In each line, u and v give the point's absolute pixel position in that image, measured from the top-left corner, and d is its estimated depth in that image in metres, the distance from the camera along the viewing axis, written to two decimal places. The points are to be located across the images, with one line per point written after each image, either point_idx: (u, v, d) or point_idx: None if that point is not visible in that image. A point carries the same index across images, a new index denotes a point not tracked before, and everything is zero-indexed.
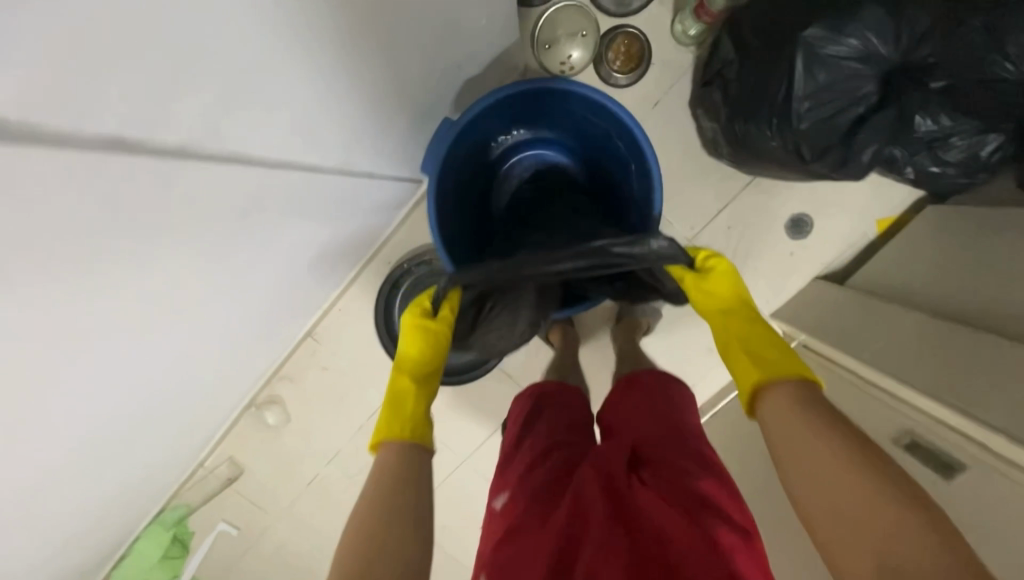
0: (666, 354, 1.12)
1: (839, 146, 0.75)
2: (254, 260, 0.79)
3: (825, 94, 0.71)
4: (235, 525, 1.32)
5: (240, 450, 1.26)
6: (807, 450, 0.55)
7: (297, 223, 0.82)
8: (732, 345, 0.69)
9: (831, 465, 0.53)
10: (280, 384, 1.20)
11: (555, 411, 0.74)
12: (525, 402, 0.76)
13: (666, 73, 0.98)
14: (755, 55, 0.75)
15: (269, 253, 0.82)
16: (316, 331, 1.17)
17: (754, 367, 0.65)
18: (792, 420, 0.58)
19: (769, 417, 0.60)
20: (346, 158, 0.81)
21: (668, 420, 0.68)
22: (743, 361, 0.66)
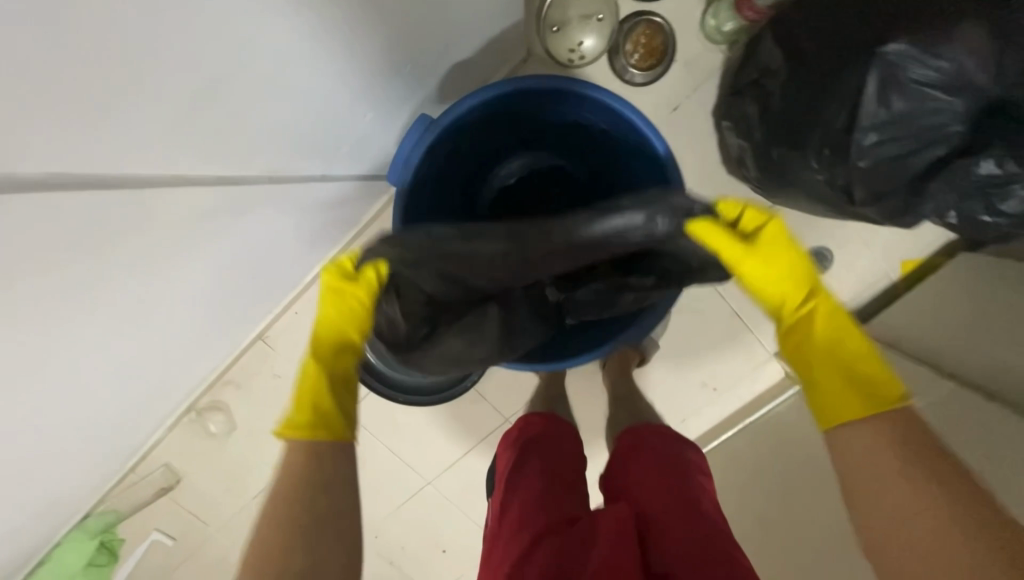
0: (659, 387, 1.02)
1: (899, 190, 0.65)
2: (166, 253, 0.65)
3: (895, 128, 0.59)
4: (171, 534, 1.19)
5: (177, 457, 1.12)
6: (868, 480, 0.47)
7: (220, 220, 0.68)
8: (806, 348, 0.55)
9: (898, 487, 0.45)
10: (224, 389, 1.06)
11: (545, 460, 0.65)
12: (513, 450, 0.67)
13: (692, 73, 0.84)
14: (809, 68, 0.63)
15: (188, 249, 0.68)
16: (268, 334, 1.03)
17: (842, 389, 0.52)
18: (876, 444, 0.48)
19: (854, 449, 0.49)
20: (284, 154, 0.68)
21: (680, 493, 0.59)
22: (827, 377, 0.53)
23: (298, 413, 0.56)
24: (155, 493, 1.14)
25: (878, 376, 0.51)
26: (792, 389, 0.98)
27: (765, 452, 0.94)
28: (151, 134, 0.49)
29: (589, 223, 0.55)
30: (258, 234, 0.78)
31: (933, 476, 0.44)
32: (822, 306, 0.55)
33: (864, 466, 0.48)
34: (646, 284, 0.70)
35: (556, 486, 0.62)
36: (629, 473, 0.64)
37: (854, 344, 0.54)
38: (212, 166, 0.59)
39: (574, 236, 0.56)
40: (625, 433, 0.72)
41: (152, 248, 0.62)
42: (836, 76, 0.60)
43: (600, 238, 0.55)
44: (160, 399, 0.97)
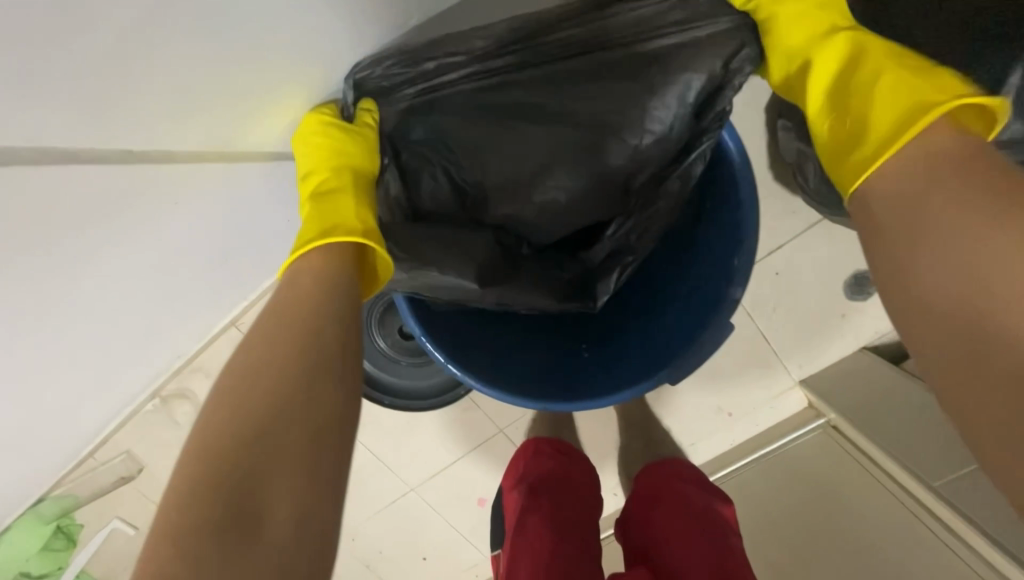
0: (671, 410, 0.92)
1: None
2: (98, 243, 0.53)
3: None
4: (134, 524, 1.08)
5: (140, 446, 1.01)
6: (920, 200, 0.42)
7: (163, 207, 0.56)
8: (850, 81, 0.50)
9: (944, 213, 0.41)
10: (192, 377, 0.95)
11: (554, 503, 0.65)
12: (520, 493, 0.67)
13: None
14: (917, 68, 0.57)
15: (130, 238, 0.56)
16: (242, 322, 0.91)
17: (891, 100, 0.46)
18: (921, 149, 0.44)
19: (908, 158, 0.44)
20: (230, 128, 0.55)
21: (699, 544, 0.57)
22: (869, 101, 0.48)
23: (317, 238, 0.50)
24: (111, 483, 1.02)
25: (944, 89, 0.45)
26: (815, 421, 0.89)
27: (783, 489, 0.86)
28: (47, 85, 0.37)
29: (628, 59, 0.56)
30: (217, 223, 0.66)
31: (993, 193, 0.40)
32: (871, 39, 0.51)
33: (901, 184, 0.44)
34: (665, 172, 0.65)
35: (561, 526, 0.62)
36: (646, 517, 0.63)
37: (915, 65, 0.47)
38: (115, 142, 0.46)
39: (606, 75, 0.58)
40: (644, 470, 0.68)
41: (78, 238, 0.50)
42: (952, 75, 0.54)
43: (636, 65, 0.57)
44: (114, 389, 0.85)
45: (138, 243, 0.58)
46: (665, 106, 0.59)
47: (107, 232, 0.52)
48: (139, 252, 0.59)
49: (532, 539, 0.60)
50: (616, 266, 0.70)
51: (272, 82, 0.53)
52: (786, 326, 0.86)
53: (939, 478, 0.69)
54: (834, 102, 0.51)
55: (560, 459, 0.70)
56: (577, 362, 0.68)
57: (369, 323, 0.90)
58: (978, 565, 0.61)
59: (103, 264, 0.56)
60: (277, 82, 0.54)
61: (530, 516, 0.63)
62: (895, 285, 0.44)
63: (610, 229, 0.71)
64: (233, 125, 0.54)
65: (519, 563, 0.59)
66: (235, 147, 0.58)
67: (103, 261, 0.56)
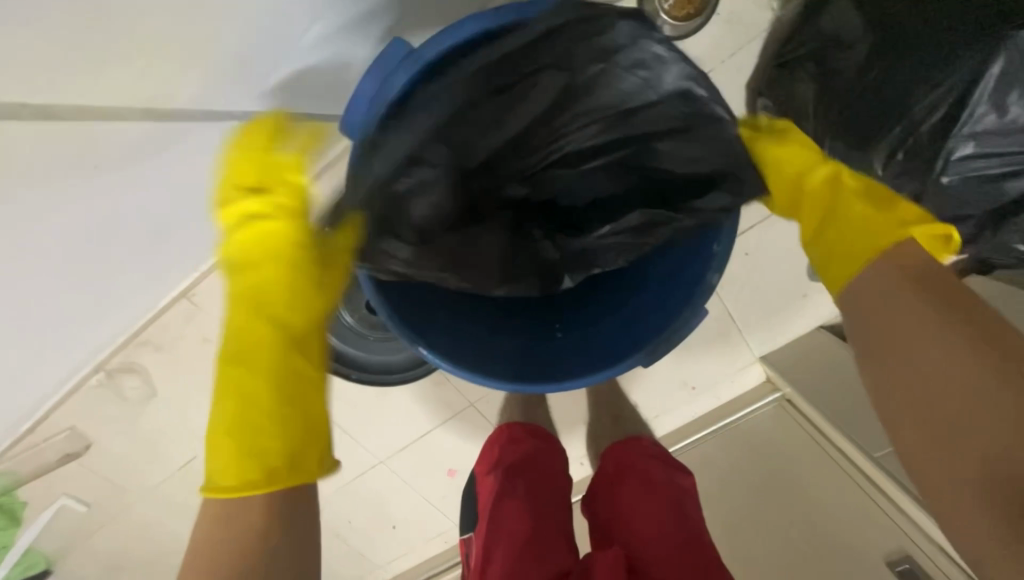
0: (637, 384, 0.95)
1: (979, 215, 0.59)
2: (6, 208, 0.45)
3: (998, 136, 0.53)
4: (85, 501, 1.03)
5: (86, 421, 0.94)
6: (884, 308, 0.48)
7: (84, 168, 0.49)
8: (834, 209, 0.54)
9: (909, 322, 0.47)
10: (140, 351, 0.89)
11: (530, 488, 0.66)
12: (496, 478, 0.67)
13: (735, 30, 0.66)
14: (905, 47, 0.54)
15: (51, 203, 0.49)
16: (194, 292, 0.84)
17: (868, 234, 0.51)
18: (892, 279, 0.49)
19: (877, 287, 0.50)
20: (160, 79, 0.47)
21: (665, 515, 0.61)
22: (844, 232, 0.53)
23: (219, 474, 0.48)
24: (56, 461, 0.95)
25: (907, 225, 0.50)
26: (771, 395, 0.94)
27: (738, 459, 0.91)
28: None
29: (635, 70, 0.56)
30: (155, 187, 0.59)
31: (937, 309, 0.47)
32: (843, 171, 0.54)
33: (875, 310, 0.49)
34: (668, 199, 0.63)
35: (536, 509, 0.64)
36: (614, 493, 0.65)
37: (882, 198, 0.53)
38: (16, 86, 0.39)
39: (613, 91, 0.58)
40: (612, 449, 0.68)
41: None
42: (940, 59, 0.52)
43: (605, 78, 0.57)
44: (50, 365, 0.78)
45: (60, 207, 0.50)
46: (673, 118, 0.59)
47: (21, 193, 0.46)
48: (64, 218, 0.52)
49: (510, 526, 0.62)
50: (586, 265, 0.70)
51: (211, 34, 0.46)
52: (750, 304, 0.88)
53: (880, 449, 0.74)
54: (818, 234, 0.55)
55: (532, 442, 0.71)
56: (548, 345, 0.67)
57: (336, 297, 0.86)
58: (919, 538, 0.67)
59: (18, 232, 0.49)
60: (215, 22, 0.46)
61: (502, 500, 0.64)
62: (879, 390, 0.49)
63: (601, 229, 0.68)
64: (166, 73, 0.47)
65: (496, 551, 0.60)
66: (172, 104, 0.50)
67: (18, 228, 0.49)
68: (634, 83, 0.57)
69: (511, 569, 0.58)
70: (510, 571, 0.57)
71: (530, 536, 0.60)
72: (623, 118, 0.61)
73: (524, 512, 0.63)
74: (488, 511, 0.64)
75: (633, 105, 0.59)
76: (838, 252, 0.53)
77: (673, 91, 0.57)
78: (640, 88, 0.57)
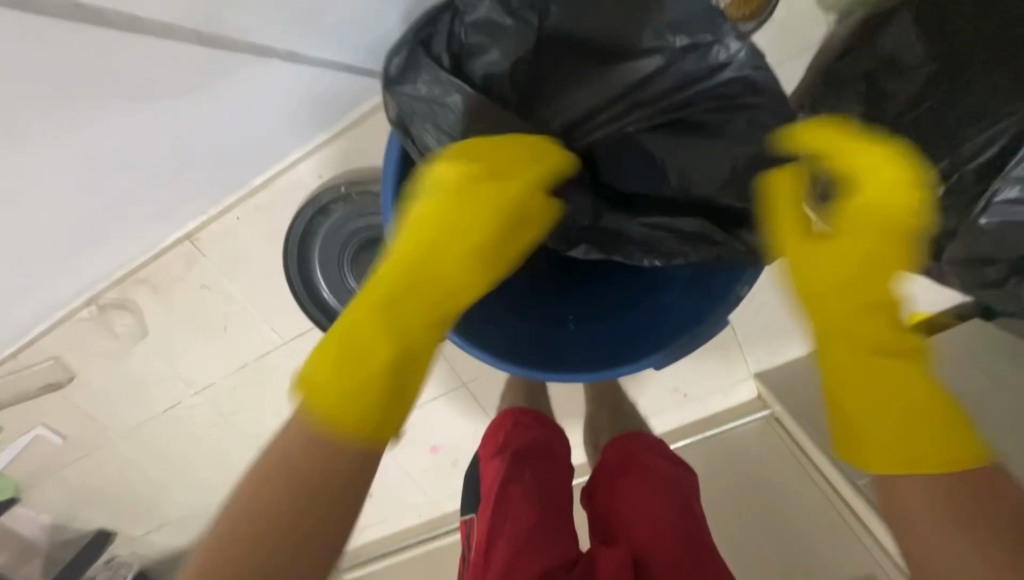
0: (630, 382, 0.95)
1: (1008, 261, 0.51)
2: (23, 119, 0.43)
3: None
4: (62, 433, 1.01)
5: (71, 353, 0.92)
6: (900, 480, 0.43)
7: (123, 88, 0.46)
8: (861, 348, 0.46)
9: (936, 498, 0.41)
10: (135, 289, 0.87)
11: (535, 474, 0.67)
12: (502, 462, 0.67)
13: (786, 38, 0.64)
14: (965, 71, 0.49)
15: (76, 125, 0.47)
16: (198, 238, 0.83)
17: (890, 410, 0.44)
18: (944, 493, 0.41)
19: (922, 490, 0.42)
20: (213, 8, 0.45)
21: (665, 512, 0.61)
22: (863, 380, 0.46)
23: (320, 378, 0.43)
24: (37, 389, 0.93)
25: (950, 431, 0.43)
26: (760, 411, 0.94)
27: (722, 471, 0.91)
28: None
29: (695, 52, 0.52)
30: (187, 123, 0.57)
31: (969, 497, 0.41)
32: (858, 305, 0.48)
33: (896, 502, 0.44)
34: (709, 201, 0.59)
35: (543, 494, 0.65)
36: (614, 485, 0.66)
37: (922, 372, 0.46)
38: None
39: (701, 71, 0.53)
40: (616, 441, 0.70)
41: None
42: (1000, 93, 0.47)
43: (668, 61, 0.53)
44: (44, 290, 0.76)
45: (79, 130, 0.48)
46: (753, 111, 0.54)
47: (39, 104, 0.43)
48: (84, 142, 0.50)
49: (514, 511, 0.62)
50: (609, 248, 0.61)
51: None
52: (754, 319, 0.88)
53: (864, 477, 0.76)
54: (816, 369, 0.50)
55: (540, 430, 0.71)
56: (561, 334, 0.67)
57: (344, 261, 0.84)
58: (893, 568, 0.68)
59: (34, 147, 0.47)
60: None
61: (508, 482, 0.65)
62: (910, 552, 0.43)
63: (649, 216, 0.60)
64: None
65: (501, 534, 0.61)
66: (220, 32, 0.48)
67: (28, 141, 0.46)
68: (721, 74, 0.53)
69: (516, 554, 0.59)
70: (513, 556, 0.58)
71: (535, 523, 0.61)
72: (711, 103, 0.55)
73: (530, 498, 0.64)
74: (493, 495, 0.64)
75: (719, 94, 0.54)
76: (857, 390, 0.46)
77: (753, 82, 0.53)
78: (705, 78, 0.53)
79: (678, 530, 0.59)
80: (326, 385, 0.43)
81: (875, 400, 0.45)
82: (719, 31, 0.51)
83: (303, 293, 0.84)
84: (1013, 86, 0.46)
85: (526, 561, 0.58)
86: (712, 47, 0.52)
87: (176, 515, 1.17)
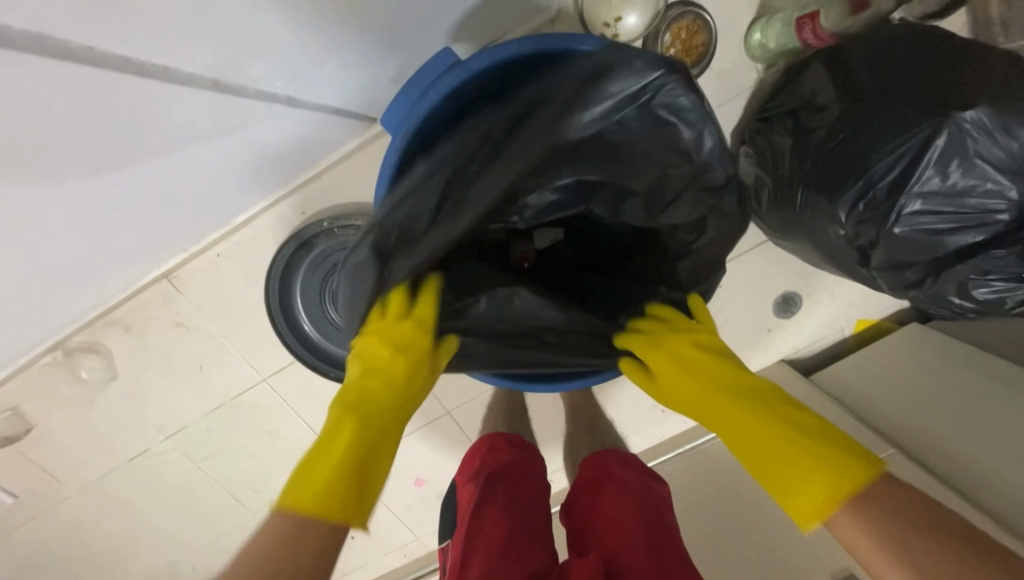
0: (609, 400, 0.98)
1: (923, 263, 0.59)
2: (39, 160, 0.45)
3: (954, 207, 0.55)
4: (11, 491, 0.94)
5: (32, 401, 0.88)
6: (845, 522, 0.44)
7: (144, 127, 0.50)
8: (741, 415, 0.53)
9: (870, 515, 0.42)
10: (107, 330, 0.85)
11: (508, 494, 0.68)
12: (477, 484, 0.69)
13: (724, 83, 0.73)
14: (866, 106, 0.57)
15: (88, 164, 0.50)
16: (177, 275, 0.83)
17: (774, 475, 0.49)
18: (863, 514, 0.43)
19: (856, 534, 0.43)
20: (234, 59, 0.50)
21: (634, 520, 0.63)
22: (771, 450, 0.49)
23: (288, 489, 0.46)
24: None
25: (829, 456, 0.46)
26: None
27: (699, 483, 0.93)
28: None
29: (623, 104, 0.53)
30: (191, 161, 0.60)
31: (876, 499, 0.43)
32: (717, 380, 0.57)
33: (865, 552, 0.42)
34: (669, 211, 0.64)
35: (516, 511, 0.67)
36: (590, 500, 0.69)
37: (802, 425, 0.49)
38: (119, 45, 0.41)
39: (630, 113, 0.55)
40: (591, 458, 0.73)
41: (20, 146, 0.43)
42: (901, 125, 0.54)
43: (602, 124, 0.55)
44: (12, 334, 0.74)
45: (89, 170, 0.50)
46: (685, 142, 0.57)
47: (61, 147, 0.45)
48: (87, 182, 0.52)
49: (488, 529, 0.63)
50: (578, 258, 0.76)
51: (270, 41, 0.51)
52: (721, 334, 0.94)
53: None
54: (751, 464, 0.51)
55: (512, 452, 0.74)
56: None
57: (324, 292, 0.86)
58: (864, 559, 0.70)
59: (40, 189, 0.49)
60: (279, 22, 0.49)
61: (480, 501, 0.66)
62: None
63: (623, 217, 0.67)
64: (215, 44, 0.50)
65: (474, 554, 0.61)
66: (236, 78, 0.53)
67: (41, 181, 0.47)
68: (641, 106, 0.55)
69: (491, 569, 0.59)
70: (485, 571, 0.58)
71: (506, 540, 0.62)
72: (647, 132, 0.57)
73: (504, 516, 0.65)
74: (467, 516, 0.65)
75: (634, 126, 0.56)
76: (769, 466, 0.49)
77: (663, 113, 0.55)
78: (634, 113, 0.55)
79: (651, 536, 0.61)
80: (306, 492, 0.46)
81: (780, 465, 0.48)
82: (644, 72, 0.51)
83: (283, 325, 0.85)
84: (910, 118, 0.54)
85: (498, 572, 0.58)
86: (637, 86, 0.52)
87: (133, 579, 1.07)
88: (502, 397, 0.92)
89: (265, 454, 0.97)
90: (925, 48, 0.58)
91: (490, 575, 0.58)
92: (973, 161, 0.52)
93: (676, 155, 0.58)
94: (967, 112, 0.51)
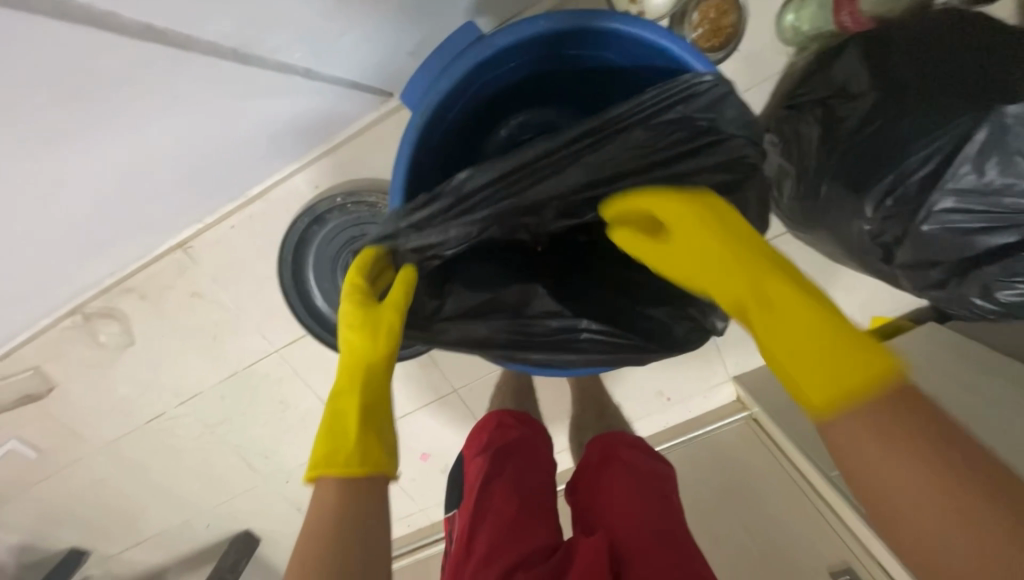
0: (615, 386, 0.99)
1: (949, 262, 0.57)
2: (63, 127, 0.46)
3: (988, 206, 0.52)
4: (36, 447, 0.98)
5: (54, 361, 0.91)
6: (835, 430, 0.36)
7: (165, 98, 0.50)
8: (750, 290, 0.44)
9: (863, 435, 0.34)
10: (124, 297, 0.87)
11: (517, 470, 0.70)
12: (485, 459, 0.70)
13: (751, 67, 0.70)
14: (904, 96, 0.55)
15: (111, 132, 0.50)
16: (191, 245, 0.83)
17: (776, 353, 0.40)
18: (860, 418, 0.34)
19: (842, 439, 0.35)
20: (253, 31, 0.50)
21: (641, 502, 0.64)
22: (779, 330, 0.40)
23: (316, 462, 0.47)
24: (15, 401, 0.92)
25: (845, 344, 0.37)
26: (739, 413, 0.97)
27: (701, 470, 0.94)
28: None
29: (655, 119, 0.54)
30: (209, 132, 0.60)
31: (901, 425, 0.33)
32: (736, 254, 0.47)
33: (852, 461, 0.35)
34: None
35: (524, 487, 0.68)
36: (596, 479, 0.70)
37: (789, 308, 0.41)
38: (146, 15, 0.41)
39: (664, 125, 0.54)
40: (598, 439, 0.74)
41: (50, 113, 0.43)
42: (939, 117, 0.52)
43: (628, 136, 0.54)
44: (34, 297, 0.76)
45: (114, 138, 0.51)
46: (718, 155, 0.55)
47: (87, 114, 0.46)
48: (109, 150, 0.52)
49: (497, 505, 0.65)
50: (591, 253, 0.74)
51: (289, 14, 0.50)
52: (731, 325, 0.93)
53: None
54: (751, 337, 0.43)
55: (522, 429, 0.75)
56: None
57: (336, 269, 0.85)
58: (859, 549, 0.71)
59: (66, 156, 0.50)
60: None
61: (489, 477, 0.68)
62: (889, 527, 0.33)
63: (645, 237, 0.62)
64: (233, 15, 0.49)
65: (482, 527, 0.63)
66: (256, 49, 0.52)
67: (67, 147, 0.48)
68: (671, 112, 0.53)
69: (498, 542, 0.61)
70: (492, 547, 0.60)
71: (515, 515, 0.63)
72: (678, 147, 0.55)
73: (511, 492, 0.66)
74: (475, 491, 0.67)
75: (665, 140, 0.54)
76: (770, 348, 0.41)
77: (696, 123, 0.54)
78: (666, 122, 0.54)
79: (657, 519, 0.62)
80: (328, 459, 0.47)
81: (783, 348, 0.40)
82: (683, 87, 0.53)
83: (294, 298, 0.85)
84: (950, 111, 0.51)
85: (506, 549, 0.60)
86: (675, 90, 0.53)
87: (151, 533, 1.12)
88: (509, 378, 0.93)
89: (276, 423, 1.00)
90: (970, 37, 0.55)
91: (497, 547, 0.60)
92: (1014, 159, 0.50)
93: (703, 165, 0.55)
94: (1012, 106, 0.49)
